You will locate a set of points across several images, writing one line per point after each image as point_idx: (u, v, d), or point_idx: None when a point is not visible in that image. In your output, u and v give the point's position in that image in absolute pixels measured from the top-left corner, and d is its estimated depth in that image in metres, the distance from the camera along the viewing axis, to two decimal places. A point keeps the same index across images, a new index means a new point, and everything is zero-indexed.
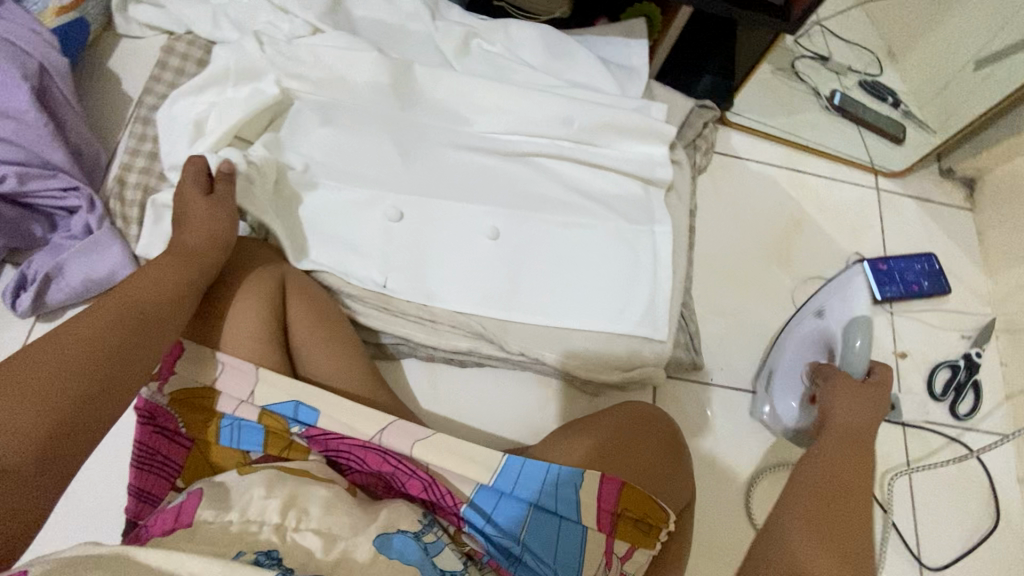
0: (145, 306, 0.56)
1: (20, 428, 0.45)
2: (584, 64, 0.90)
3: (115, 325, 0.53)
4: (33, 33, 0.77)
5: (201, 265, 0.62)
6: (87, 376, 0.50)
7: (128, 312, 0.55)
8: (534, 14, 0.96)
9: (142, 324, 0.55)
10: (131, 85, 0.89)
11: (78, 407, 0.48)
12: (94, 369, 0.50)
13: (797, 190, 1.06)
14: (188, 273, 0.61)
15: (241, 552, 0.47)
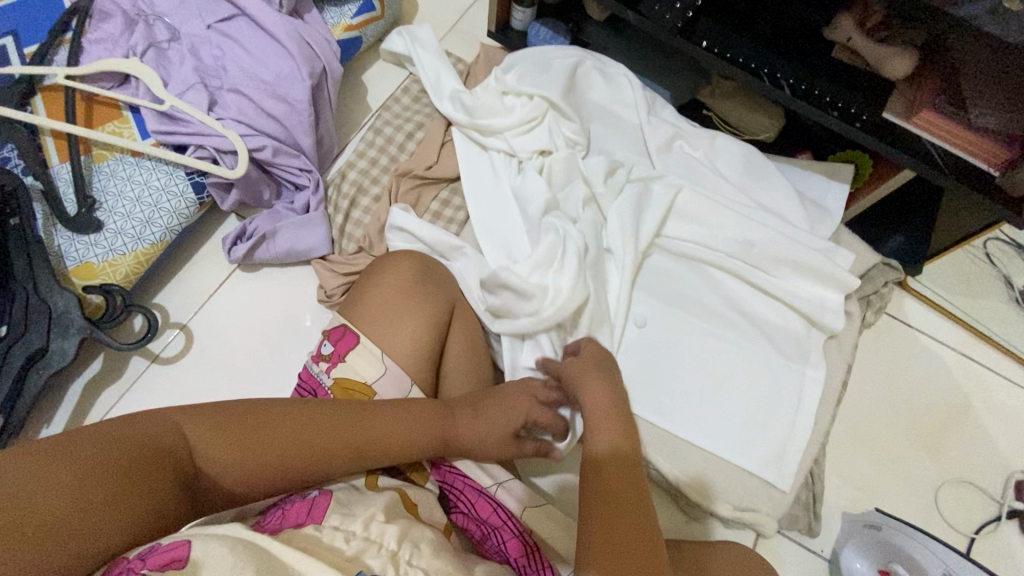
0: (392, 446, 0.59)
1: (227, 469, 0.52)
2: (780, 193, 0.91)
3: (361, 444, 0.58)
4: (325, 42, 0.91)
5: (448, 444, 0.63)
6: (299, 465, 0.55)
7: (368, 441, 0.58)
8: (739, 132, 0.99)
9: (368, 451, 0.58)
10: (374, 99, 1.03)
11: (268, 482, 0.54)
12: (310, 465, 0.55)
13: (967, 380, 0.97)
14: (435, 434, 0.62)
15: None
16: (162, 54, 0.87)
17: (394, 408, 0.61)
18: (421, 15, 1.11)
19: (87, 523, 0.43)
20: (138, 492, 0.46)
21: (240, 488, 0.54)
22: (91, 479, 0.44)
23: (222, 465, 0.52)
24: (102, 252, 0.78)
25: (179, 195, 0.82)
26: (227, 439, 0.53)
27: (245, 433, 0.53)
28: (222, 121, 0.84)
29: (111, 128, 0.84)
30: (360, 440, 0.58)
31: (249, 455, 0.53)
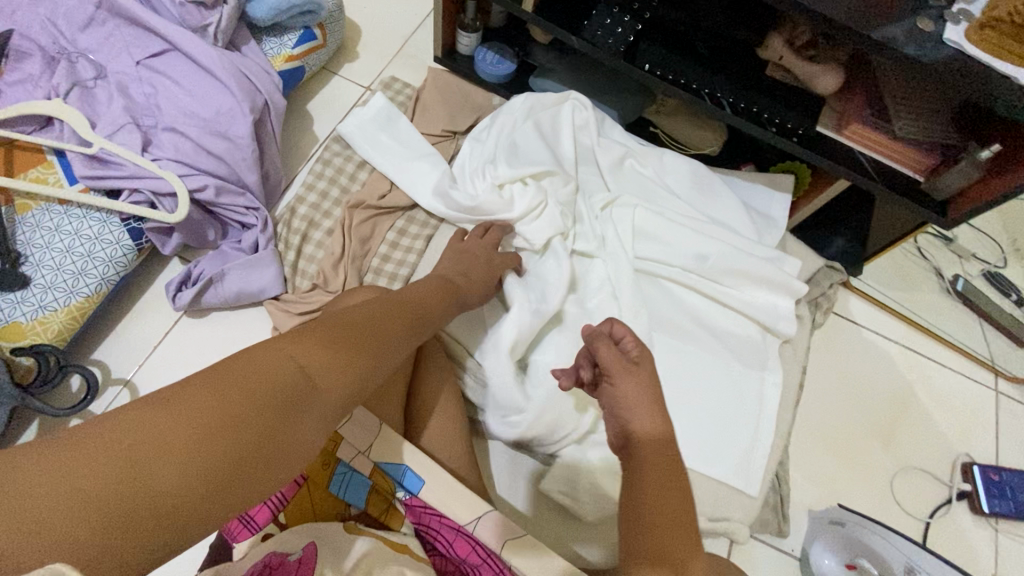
0: (424, 311, 0.61)
1: (333, 372, 0.45)
2: (727, 207, 0.94)
3: (403, 313, 0.58)
4: (266, 75, 0.88)
5: (453, 294, 0.69)
6: (379, 345, 0.51)
7: (405, 310, 0.59)
8: (685, 147, 1.03)
9: (414, 315, 0.59)
10: (321, 129, 1.01)
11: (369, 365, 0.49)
12: (386, 342, 0.53)
13: (909, 370, 1.03)
14: (447, 296, 0.68)
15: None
16: (87, 92, 0.82)
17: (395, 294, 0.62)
18: (364, 41, 1.10)
19: (211, 465, 0.35)
20: (257, 425, 0.38)
21: (351, 386, 0.46)
22: (195, 428, 0.35)
23: (324, 368, 0.44)
24: (31, 309, 0.73)
25: (115, 242, 0.77)
26: (305, 346, 0.44)
27: (320, 333, 0.47)
28: (159, 162, 0.80)
29: (34, 174, 0.79)
30: (396, 312, 0.58)
31: (333, 351, 0.46)
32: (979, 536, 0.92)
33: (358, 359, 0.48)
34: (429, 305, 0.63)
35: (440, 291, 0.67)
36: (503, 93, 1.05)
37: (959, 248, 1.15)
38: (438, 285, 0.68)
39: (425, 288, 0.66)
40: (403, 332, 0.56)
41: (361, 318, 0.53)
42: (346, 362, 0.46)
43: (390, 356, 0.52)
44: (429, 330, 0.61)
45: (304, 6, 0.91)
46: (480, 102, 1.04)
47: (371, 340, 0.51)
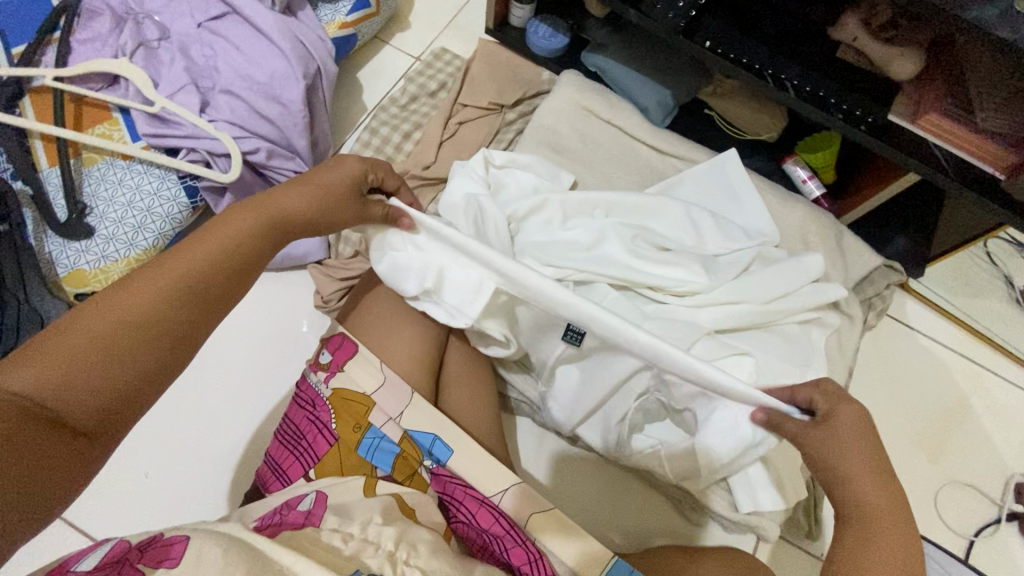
0: (169, 299, 0.46)
1: (81, 392, 0.41)
2: (774, 204, 0.92)
3: (175, 292, 0.47)
4: (320, 40, 0.89)
5: (243, 245, 0.52)
6: (157, 337, 0.45)
7: (180, 287, 0.47)
8: (742, 132, 0.99)
9: (196, 291, 0.48)
10: (369, 98, 1.02)
11: (148, 369, 0.44)
12: (162, 338, 0.45)
13: (966, 381, 0.97)
14: (240, 254, 0.52)
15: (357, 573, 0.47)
16: (151, 52, 0.85)
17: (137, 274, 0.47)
18: (417, 11, 1.09)
19: None
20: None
21: (109, 403, 0.42)
22: None
23: (78, 400, 0.41)
24: (94, 258, 0.77)
25: (171, 199, 0.81)
26: (47, 358, 0.41)
27: (69, 348, 0.41)
28: (215, 123, 0.82)
29: (101, 130, 0.83)
30: (158, 297, 0.46)
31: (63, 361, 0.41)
32: None
33: (125, 363, 0.43)
34: (212, 259, 0.50)
35: (235, 238, 0.51)
36: (553, 67, 1.03)
37: None
38: (241, 234, 0.52)
39: (203, 242, 0.50)
40: (171, 307, 0.46)
41: (116, 306, 0.44)
42: (106, 368, 0.42)
43: (155, 358, 0.45)
44: (221, 297, 0.50)
45: None
46: (528, 77, 1.02)
47: (131, 327, 0.44)
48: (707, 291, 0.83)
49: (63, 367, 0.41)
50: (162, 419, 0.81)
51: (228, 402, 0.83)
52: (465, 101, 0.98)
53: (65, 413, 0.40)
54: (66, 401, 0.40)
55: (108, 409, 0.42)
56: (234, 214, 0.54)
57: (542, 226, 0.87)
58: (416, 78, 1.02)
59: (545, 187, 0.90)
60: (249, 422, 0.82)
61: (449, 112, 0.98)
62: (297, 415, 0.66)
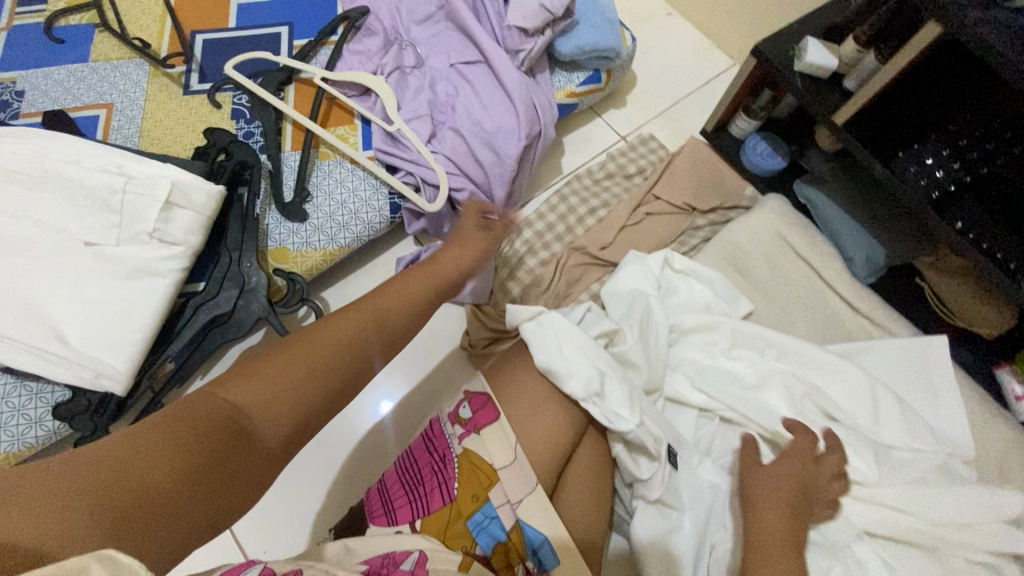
0: (362, 333, 0.58)
1: (289, 400, 0.52)
2: (976, 413, 0.79)
3: (364, 327, 0.59)
4: (549, 105, 0.93)
5: (417, 299, 0.65)
6: (346, 363, 0.56)
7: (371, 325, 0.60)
8: (953, 316, 0.87)
9: (381, 330, 0.60)
10: (567, 163, 1.05)
11: (335, 387, 0.55)
12: (348, 364, 0.57)
13: None
14: (414, 303, 0.65)
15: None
16: (403, 77, 0.94)
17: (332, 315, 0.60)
18: (637, 94, 1.12)
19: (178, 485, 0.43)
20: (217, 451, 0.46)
21: (304, 414, 0.52)
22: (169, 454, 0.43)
23: (285, 406, 0.51)
24: (299, 241, 0.85)
25: (376, 210, 0.88)
26: (271, 371, 0.53)
27: (287, 364, 0.53)
28: (436, 155, 0.88)
29: (340, 132, 0.93)
30: (356, 329, 0.58)
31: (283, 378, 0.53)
32: None
33: (322, 382, 0.54)
34: (394, 307, 0.63)
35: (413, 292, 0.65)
36: (759, 186, 1.00)
37: None
38: (407, 292, 0.65)
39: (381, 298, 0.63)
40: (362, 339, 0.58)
41: (321, 335, 0.57)
42: (311, 382, 0.53)
43: (345, 381, 0.56)
44: (395, 339, 0.62)
45: (604, 53, 0.95)
46: (729, 188, 0.99)
47: (330, 350, 0.56)
48: (872, 486, 0.73)
49: (279, 380, 0.52)
50: None
51: None
52: (660, 195, 0.97)
53: (275, 414, 0.51)
54: (277, 403, 0.51)
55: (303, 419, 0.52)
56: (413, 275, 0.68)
57: (706, 346, 0.83)
58: (618, 158, 1.03)
59: (719, 306, 0.86)
60: None
61: (640, 200, 0.98)
62: (424, 461, 0.68)
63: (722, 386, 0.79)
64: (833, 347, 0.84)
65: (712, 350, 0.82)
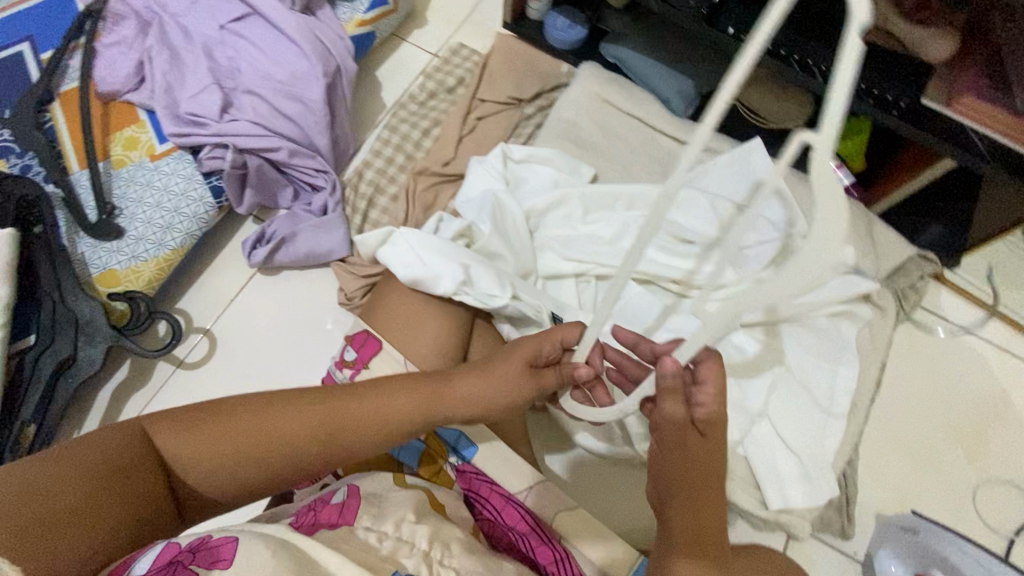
0: (349, 427, 0.53)
1: (229, 477, 0.50)
2: (801, 195, 0.90)
3: (335, 416, 0.53)
4: (339, 38, 0.89)
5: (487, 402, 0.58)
6: (304, 461, 0.52)
7: (340, 417, 0.53)
8: (765, 121, 0.97)
9: (342, 427, 0.53)
10: (388, 96, 1.02)
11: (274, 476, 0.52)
12: (306, 463, 0.52)
13: (1008, 377, 0.92)
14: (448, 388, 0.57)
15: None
16: (176, 55, 0.86)
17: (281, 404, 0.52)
18: (434, 8, 1.09)
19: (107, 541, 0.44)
20: (105, 497, 0.45)
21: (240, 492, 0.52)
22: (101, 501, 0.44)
23: (216, 483, 0.51)
24: (125, 258, 0.79)
25: (198, 200, 0.82)
26: (215, 440, 0.50)
27: (238, 450, 0.50)
28: (238, 122, 0.83)
29: (129, 133, 0.85)
30: (327, 421, 0.52)
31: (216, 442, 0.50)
32: None
33: (266, 472, 0.51)
34: (432, 404, 0.56)
35: (480, 397, 0.58)
36: (572, 59, 1.02)
37: None
38: (383, 402, 0.55)
39: (382, 401, 0.55)
40: (346, 441, 0.53)
41: (284, 417, 0.52)
42: (253, 467, 0.51)
43: (295, 467, 0.52)
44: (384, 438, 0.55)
45: None
46: (547, 69, 1.01)
47: (285, 438, 0.51)
48: (736, 284, 0.81)
49: (212, 450, 0.50)
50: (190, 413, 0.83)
51: None
52: (483, 97, 0.98)
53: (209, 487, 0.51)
54: (208, 474, 0.50)
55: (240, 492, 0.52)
56: (498, 363, 0.59)
57: (563, 219, 0.86)
58: (434, 74, 1.01)
59: (565, 179, 0.89)
60: None
61: (467, 108, 0.97)
62: None
63: (587, 246, 0.84)
64: (674, 180, 0.91)
65: (573, 221, 0.86)
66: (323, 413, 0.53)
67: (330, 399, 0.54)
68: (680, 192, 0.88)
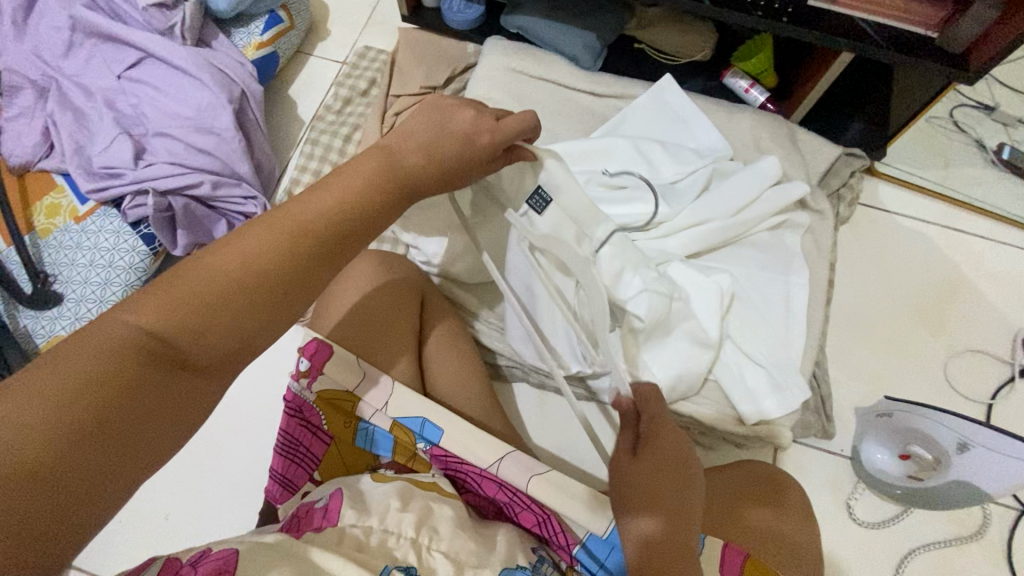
0: (299, 240, 0.42)
1: (220, 334, 0.39)
2: (720, 121, 0.92)
3: (290, 236, 0.42)
4: (239, 65, 0.90)
5: (381, 190, 0.47)
6: (277, 285, 0.41)
7: (289, 235, 0.42)
8: (674, 58, 0.99)
9: (302, 244, 0.42)
10: (304, 112, 1.02)
11: (272, 311, 0.41)
12: (282, 285, 0.41)
13: (953, 251, 0.95)
14: (383, 178, 0.48)
15: (387, 569, 0.46)
16: (80, 114, 0.85)
17: (215, 248, 0.41)
18: (333, 18, 1.09)
19: (103, 454, 0.33)
20: (104, 409, 0.34)
21: (245, 346, 0.40)
22: (67, 427, 0.32)
23: (218, 339, 0.39)
24: (69, 322, 0.79)
25: (131, 250, 0.82)
26: (172, 306, 0.37)
27: (197, 304, 0.38)
28: (155, 166, 0.83)
29: (49, 201, 0.84)
30: (274, 240, 0.41)
31: (194, 289, 0.38)
32: None
33: (252, 315, 0.40)
34: (349, 202, 0.45)
35: (368, 187, 0.47)
36: (476, 38, 1.03)
37: (1002, 115, 1.02)
38: (335, 198, 0.45)
39: (332, 189, 0.45)
40: (300, 256, 0.42)
41: (235, 253, 0.40)
42: (233, 313, 0.39)
43: (278, 309, 0.41)
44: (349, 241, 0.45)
45: None
46: (454, 53, 1.02)
47: (252, 267, 0.40)
48: (672, 218, 0.81)
49: (177, 314, 0.37)
50: (174, 462, 0.83)
51: (230, 434, 0.84)
52: (396, 92, 0.98)
53: (204, 351, 0.38)
54: (196, 338, 0.38)
55: (240, 350, 0.40)
56: (361, 157, 0.49)
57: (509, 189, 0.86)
58: (346, 81, 1.02)
59: None
60: (251, 446, 0.84)
61: (383, 106, 0.98)
62: (289, 424, 0.65)
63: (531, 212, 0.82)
64: (598, 132, 0.91)
65: None
66: (266, 235, 0.42)
67: (259, 221, 0.43)
68: (605, 141, 0.88)
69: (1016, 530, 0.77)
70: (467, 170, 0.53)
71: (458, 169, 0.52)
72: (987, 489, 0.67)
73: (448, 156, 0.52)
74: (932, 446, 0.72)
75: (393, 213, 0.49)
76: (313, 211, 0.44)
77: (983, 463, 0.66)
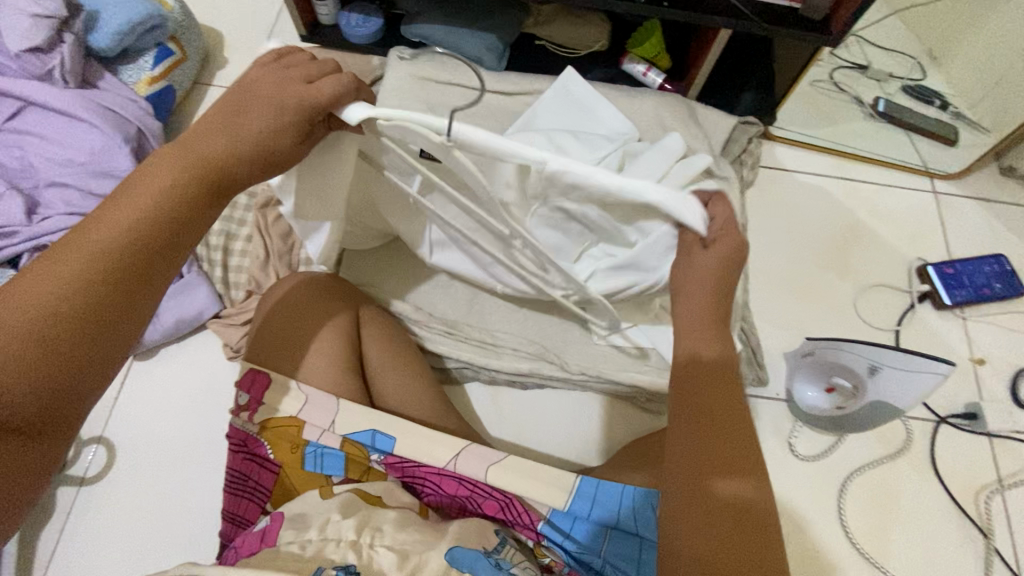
0: (104, 259, 0.42)
1: (39, 374, 0.38)
2: (623, 105, 0.97)
3: (96, 258, 0.41)
4: (132, 103, 0.86)
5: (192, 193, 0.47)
6: (90, 311, 0.40)
7: (93, 257, 0.41)
8: (575, 51, 1.03)
9: (109, 265, 0.42)
10: None
11: (93, 338, 0.40)
12: (97, 310, 0.41)
13: (848, 197, 1.04)
14: (192, 179, 0.47)
15: (321, 569, 0.47)
16: None
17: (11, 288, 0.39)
18: (230, 46, 1.07)
19: None
20: None
21: (74, 379, 0.40)
22: None
23: (37, 379, 0.38)
24: None
25: None
26: None
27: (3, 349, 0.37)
28: (51, 218, 0.78)
29: None
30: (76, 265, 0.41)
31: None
32: (947, 329, 0.94)
33: (70, 346, 0.39)
34: (155, 212, 0.44)
35: (176, 191, 0.46)
36: (380, 51, 1.03)
37: (873, 72, 1.12)
38: (137, 210, 0.44)
39: (127, 207, 0.44)
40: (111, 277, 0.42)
41: (36, 288, 0.39)
42: (50, 350, 0.38)
43: (99, 333, 0.41)
44: (168, 251, 0.45)
45: (148, 22, 0.87)
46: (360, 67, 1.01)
47: (58, 298, 0.39)
48: None
49: None
50: (115, 524, 0.78)
51: (172, 482, 0.81)
52: None
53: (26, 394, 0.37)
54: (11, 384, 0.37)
55: (71, 384, 0.40)
56: (157, 159, 0.47)
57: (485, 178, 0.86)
58: None
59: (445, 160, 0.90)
60: (197, 489, 0.80)
61: None
62: (234, 458, 0.63)
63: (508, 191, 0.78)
64: (512, 129, 0.94)
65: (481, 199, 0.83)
66: (68, 263, 0.41)
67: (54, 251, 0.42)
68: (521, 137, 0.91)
69: (933, 439, 0.86)
70: (278, 151, 0.51)
71: (275, 158, 0.51)
72: (899, 405, 0.73)
73: (259, 136, 0.50)
74: (859, 384, 0.76)
75: (205, 218, 0.48)
76: (111, 235, 0.43)
77: (901, 386, 0.71)
